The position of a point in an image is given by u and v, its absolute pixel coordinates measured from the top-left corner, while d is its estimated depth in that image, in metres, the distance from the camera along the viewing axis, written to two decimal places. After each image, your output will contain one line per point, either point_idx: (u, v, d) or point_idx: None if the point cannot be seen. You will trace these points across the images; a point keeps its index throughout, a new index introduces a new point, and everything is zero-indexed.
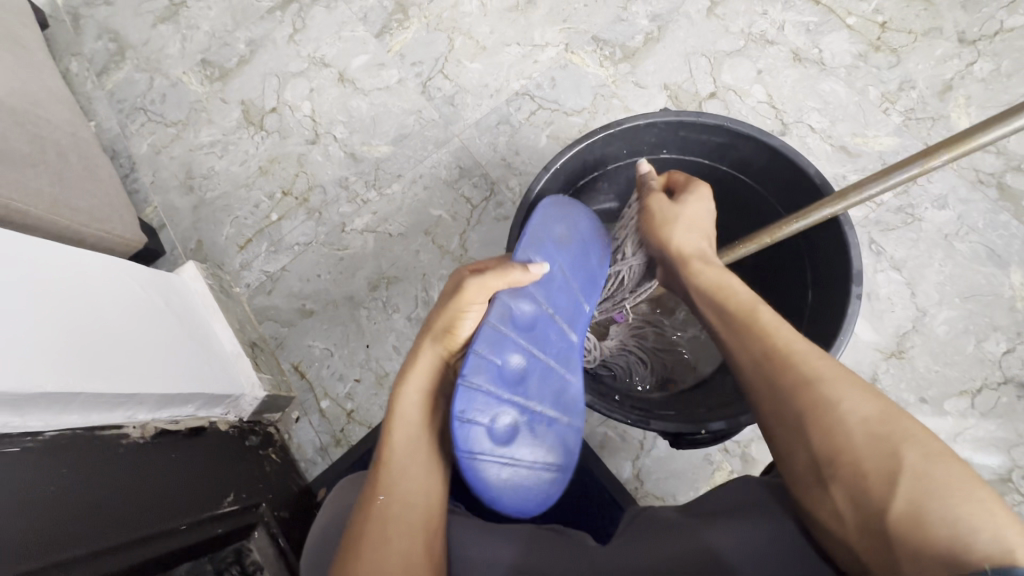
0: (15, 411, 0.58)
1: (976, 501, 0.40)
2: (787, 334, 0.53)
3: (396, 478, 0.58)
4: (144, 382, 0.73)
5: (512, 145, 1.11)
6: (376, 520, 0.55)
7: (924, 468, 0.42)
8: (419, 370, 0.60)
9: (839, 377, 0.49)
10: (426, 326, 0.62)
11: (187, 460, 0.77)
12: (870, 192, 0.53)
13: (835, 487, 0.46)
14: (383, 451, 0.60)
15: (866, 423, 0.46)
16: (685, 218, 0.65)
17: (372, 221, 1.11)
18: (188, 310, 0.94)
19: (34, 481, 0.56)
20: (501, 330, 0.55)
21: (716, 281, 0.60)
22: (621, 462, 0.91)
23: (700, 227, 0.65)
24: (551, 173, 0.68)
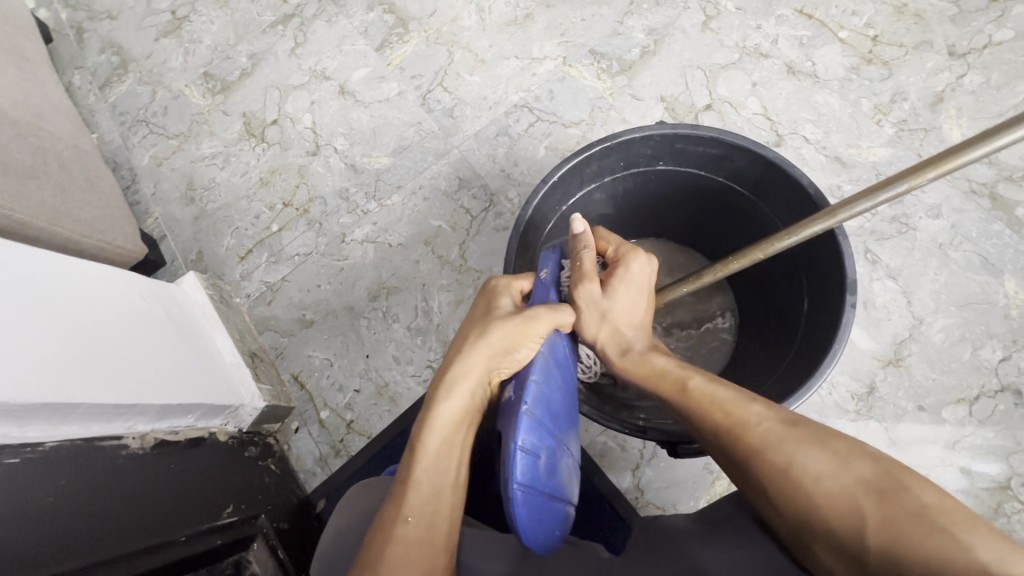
0: (16, 421, 0.58)
1: (940, 530, 0.42)
2: (726, 400, 0.55)
3: (422, 498, 0.54)
4: (144, 393, 0.73)
5: (511, 157, 1.12)
6: (400, 541, 0.52)
7: (884, 515, 0.44)
8: (462, 384, 0.58)
9: (783, 437, 0.50)
10: (477, 339, 0.59)
11: (187, 472, 0.77)
12: (858, 209, 0.53)
13: (818, 547, 0.47)
14: (412, 465, 0.55)
15: (823, 480, 0.47)
16: (613, 313, 0.66)
17: (372, 232, 1.12)
18: (188, 321, 0.95)
19: (33, 492, 0.56)
20: (551, 364, 0.60)
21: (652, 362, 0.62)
22: (621, 472, 0.91)
23: (626, 314, 0.66)
24: (549, 185, 0.68)
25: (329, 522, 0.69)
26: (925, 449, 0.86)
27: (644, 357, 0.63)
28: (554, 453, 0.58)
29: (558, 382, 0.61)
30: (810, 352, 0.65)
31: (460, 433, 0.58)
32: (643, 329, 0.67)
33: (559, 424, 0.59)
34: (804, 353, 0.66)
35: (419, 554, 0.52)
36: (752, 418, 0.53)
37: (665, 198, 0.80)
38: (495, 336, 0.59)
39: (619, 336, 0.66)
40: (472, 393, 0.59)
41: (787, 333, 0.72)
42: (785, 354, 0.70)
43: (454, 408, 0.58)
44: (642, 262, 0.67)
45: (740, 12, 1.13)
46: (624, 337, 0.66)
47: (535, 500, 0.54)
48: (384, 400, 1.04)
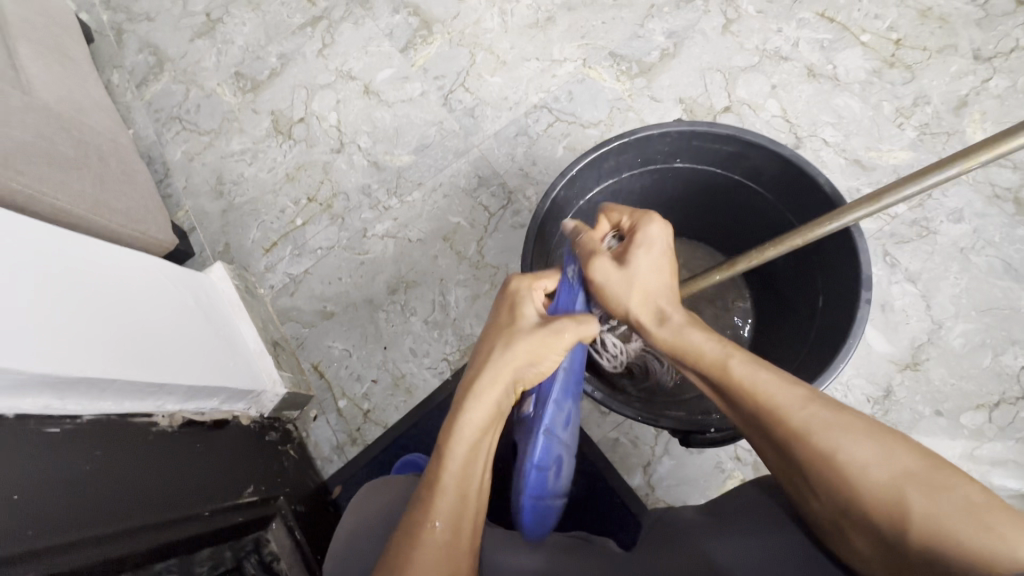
0: (57, 394, 0.61)
1: (988, 528, 0.39)
2: (764, 380, 0.52)
3: (449, 502, 0.55)
4: (174, 374, 0.76)
5: (530, 156, 1.14)
6: (428, 548, 0.52)
7: (929, 508, 0.42)
8: (491, 394, 0.59)
9: (828, 426, 0.47)
10: (500, 349, 0.61)
11: (211, 452, 0.80)
12: (905, 193, 0.52)
13: (856, 533, 0.46)
14: (439, 470, 0.56)
15: (868, 473, 0.45)
16: (637, 283, 0.63)
17: (393, 227, 1.15)
18: (215, 308, 0.98)
19: (70, 461, 0.59)
20: (573, 378, 0.65)
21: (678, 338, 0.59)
22: (632, 468, 0.91)
23: (649, 276, 0.63)
24: (567, 179, 0.70)
25: (342, 522, 0.70)
26: (943, 455, 0.85)
27: (679, 328, 0.59)
28: (567, 459, 0.67)
29: (575, 395, 0.66)
30: (822, 349, 0.65)
31: (485, 439, 0.59)
32: (674, 294, 0.64)
33: (569, 436, 0.66)
34: (817, 350, 0.66)
35: (447, 560, 0.52)
36: (792, 402, 0.50)
37: (682, 195, 0.81)
38: (519, 350, 0.60)
39: (652, 304, 0.62)
40: (498, 402, 0.60)
41: (801, 332, 0.72)
42: (798, 352, 0.71)
43: (479, 414, 0.59)
44: (657, 229, 0.64)
45: (761, 15, 1.14)
46: (653, 305, 0.62)
47: (547, 504, 0.64)
48: (400, 390, 1.06)
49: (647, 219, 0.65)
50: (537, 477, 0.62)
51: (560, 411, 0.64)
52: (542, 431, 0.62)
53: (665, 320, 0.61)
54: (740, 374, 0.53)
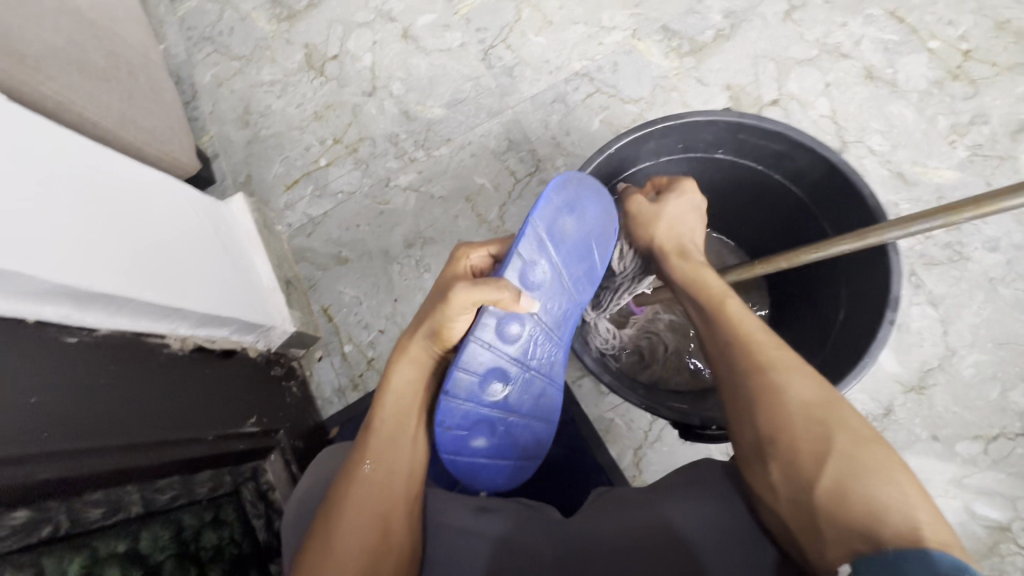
0: (78, 306, 0.62)
1: (893, 482, 0.42)
2: (746, 320, 0.57)
3: (381, 442, 0.60)
4: (189, 299, 0.76)
5: (564, 125, 1.11)
6: (361, 482, 0.58)
7: (852, 452, 0.44)
8: (411, 358, 0.64)
9: (791, 366, 0.51)
10: (419, 322, 0.65)
11: (219, 379, 0.82)
12: (889, 237, 0.54)
13: (773, 465, 0.47)
14: (374, 415, 0.63)
15: (806, 408, 0.48)
16: (688, 226, 0.69)
17: (416, 180, 1.14)
18: (232, 238, 0.99)
19: (86, 370, 0.61)
20: (485, 346, 0.59)
21: (691, 275, 0.64)
22: (624, 450, 0.92)
23: (692, 214, 0.70)
24: (605, 156, 0.68)
25: (315, 462, 0.72)
26: (931, 478, 0.86)
27: (699, 265, 0.65)
28: (483, 424, 0.63)
29: (496, 360, 0.60)
30: (836, 364, 0.64)
31: (412, 402, 0.63)
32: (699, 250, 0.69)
33: (487, 403, 0.62)
34: (831, 366, 0.65)
35: (380, 494, 0.58)
36: (767, 341, 0.54)
37: (715, 188, 0.79)
38: (427, 324, 0.63)
39: (676, 239, 0.68)
40: (423, 362, 0.64)
41: (816, 343, 0.72)
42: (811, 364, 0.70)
43: (408, 371, 0.64)
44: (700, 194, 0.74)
45: (827, 5, 1.08)
46: (676, 245, 0.68)
47: (462, 461, 0.66)
48: None
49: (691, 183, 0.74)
50: (448, 437, 0.62)
51: (470, 381, 0.59)
52: (445, 396, 0.58)
53: (684, 261, 0.66)
54: (734, 312, 0.57)
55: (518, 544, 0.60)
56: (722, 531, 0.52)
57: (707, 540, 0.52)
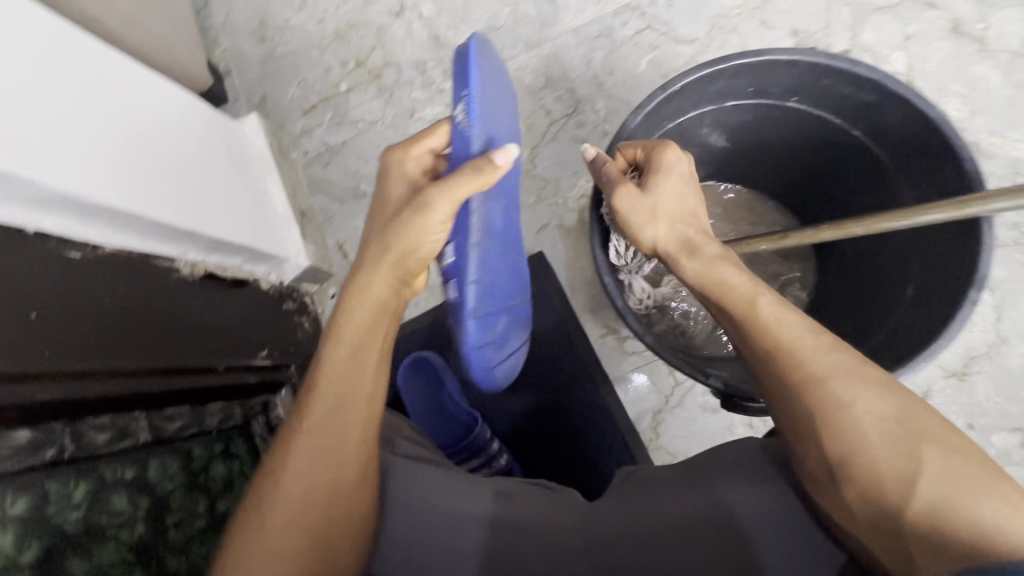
0: (81, 218, 0.57)
1: (995, 491, 0.39)
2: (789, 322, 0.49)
3: (331, 395, 0.50)
4: (199, 221, 0.71)
5: (609, 64, 1.01)
6: (304, 441, 0.49)
7: (942, 467, 0.40)
8: (369, 293, 0.54)
9: (850, 372, 0.45)
10: (376, 249, 0.54)
11: (230, 308, 0.78)
12: (992, 208, 0.47)
13: (847, 488, 0.43)
14: (322, 361, 0.52)
15: (880, 422, 0.43)
16: (682, 205, 0.58)
17: (443, 114, 1.05)
18: (245, 161, 0.92)
19: (91, 287, 0.57)
20: (488, 248, 0.55)
21: (706, 267, 0.54)
22: (642, 413, 0.90)
23: (683, 186, 0.59)
24: (668, 94, 0.61)
25: None
26: None
27: (713, 259, 0.54)
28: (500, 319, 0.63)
29: (495, 256, 0.58)
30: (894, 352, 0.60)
31: (366, 347, 0.53)
32: (705, 232, 0.58)
33: (500, 299, 0.61)
34: (887, 353, 0.61)
35: (327, 456, 0.48)
36: (815, 347, 0.47)
37: (779, 143, 0.71)
38: (390, 251, 0.53)
39: (680, 230, 0.57)
40: (382, 299, 0.54)
41: (864, 325, 0.67)
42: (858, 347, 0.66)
43: (365, 310, 0.54)
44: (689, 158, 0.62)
45: None
46: (682, 237, 0.57)
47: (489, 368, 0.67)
48: None
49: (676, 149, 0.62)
50: (481, 351, 0.61)
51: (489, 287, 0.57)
52: (471, 316, 0.54)
53: (693, 258, 0.55)
54: (769, 314, 0.49)
55: (515, 526, 0.54)
56: (775, 516, 0.50)
57: (759, 526, 0.49)
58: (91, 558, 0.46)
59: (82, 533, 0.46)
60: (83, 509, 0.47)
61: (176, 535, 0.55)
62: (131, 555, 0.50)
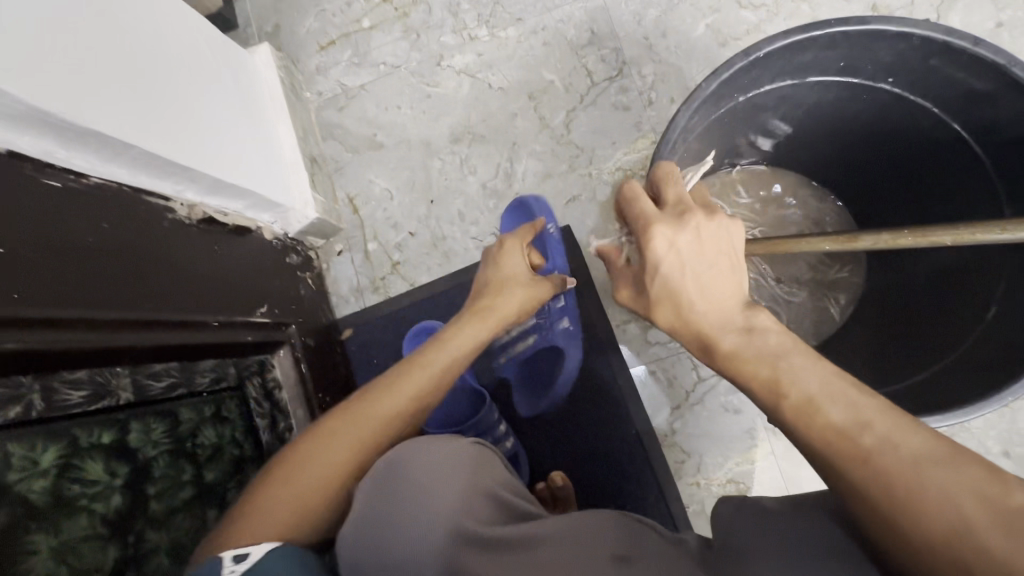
0: (63, 142, 0.50)
1: None
2: (824, 393, 0.39)
3: (416, 391, 0.56)
4: (199, 159, 0.63)
5: (662, 24, 0.91)
6: (377, 416, 0.53)
7: None
8: (487, 314, 0.64)
9: (897, 478, 0.34)
10: (500, 282, 0.67)
11: (229, 258, 0.71)
12: None
13: None
14: (429, 350, 0.60)
15: (934, 545, 0.32)
16: (692, 284, 0.47)
17: (473, 64, 0.96)
18: (253, 95, 0.83)
19: (71, 223, 0.50)
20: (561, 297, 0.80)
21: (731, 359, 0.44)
22: (660, 407, 0.85)
23: (697, 260, 0.47)
24: (753, 63, 0.53)
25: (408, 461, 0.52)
26: None
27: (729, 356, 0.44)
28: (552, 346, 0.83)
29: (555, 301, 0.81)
30: (969, 379, 0.56)
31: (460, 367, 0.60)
32: (729, 321, 0.46)
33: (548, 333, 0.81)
34: (961, 379, 0.57)
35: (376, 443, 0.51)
36: (847, 443, 0.36)
37: (857, 131, 0.65)
38: (519, 295, 0.66)
39: (691, 324, 0.47)
40: (490, 326, 0.64)
41: (932, 345, 0.62)
42: (922, 369, 0.61)
43: (478, 331, 0.62)
44: (726, 217, 0.48)
45: None
46: (696, 328, 0.47)
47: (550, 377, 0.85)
48: (436, 253, 0.94)
49: (706, 210, 0.49)
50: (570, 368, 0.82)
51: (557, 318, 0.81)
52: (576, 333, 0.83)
53: (711, 354, 0.46)
54: (788, 405, 0.40)
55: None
56: None
57: None
58: (57, 534, 0.41)
59: (49, 505, 0.41)
60: (51, 478, 0.42)
61: (157, 506, 0.50)
62: (105, 529, 0.45)
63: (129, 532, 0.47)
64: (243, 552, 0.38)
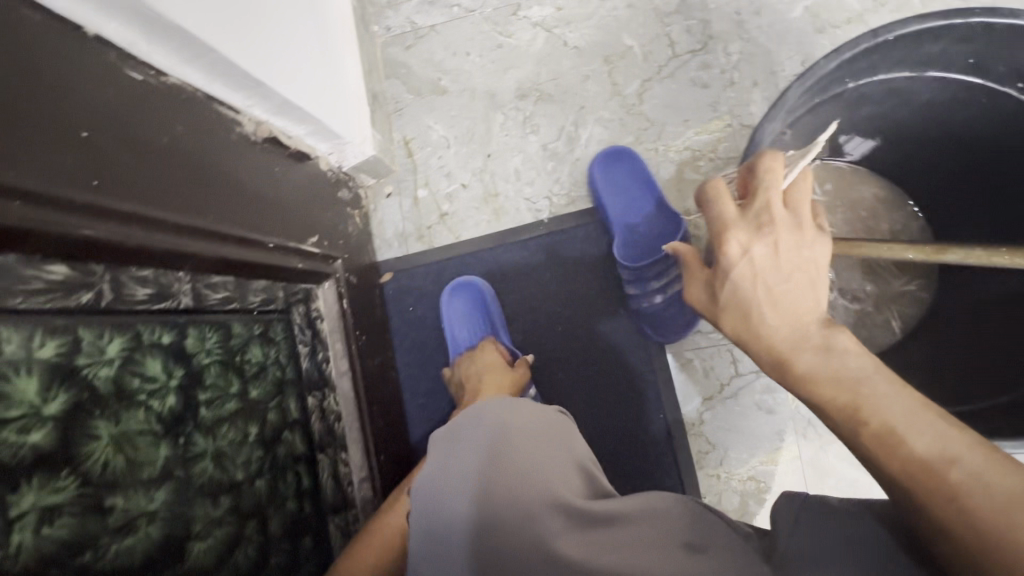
0: (150, 35, 0.48)
1: None
2: (908, 424, 0.37)
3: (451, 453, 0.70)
4: (271, 75, 0.62)
5: (757, 0, 0.86)
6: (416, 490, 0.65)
7: None
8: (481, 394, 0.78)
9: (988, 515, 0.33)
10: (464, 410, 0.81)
11: (285, 182, 0.69)
12: None
13: None
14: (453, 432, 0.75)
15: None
16: (759, 302, 0.46)
17: (551, 18, 0.92)
18: (326, 18, 0.81)
19: (147, 119, 0.48)
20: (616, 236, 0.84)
21: (809, 376, 0.43)
22: (691, 395, 0.84)
23: (773, 273, 0.46)
24: (880, 43, 0.50)
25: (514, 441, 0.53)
26: None
27: (801, 379, 0.43)
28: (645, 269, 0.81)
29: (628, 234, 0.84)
30: None
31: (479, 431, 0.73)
32: (804, 338, 0.44)
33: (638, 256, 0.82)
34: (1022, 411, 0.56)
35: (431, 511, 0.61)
36: (932, 477, 0.35)
37: (961, 140, 0.61)
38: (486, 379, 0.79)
39: (758, 343, 0.46)
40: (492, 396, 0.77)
41: (1000, 374, 0.61)
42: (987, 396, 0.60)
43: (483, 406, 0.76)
44: (815, 235, 0.46)
45: None
46: (769, 344, 0.46)
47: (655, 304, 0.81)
48: (486, 208, 0.92)
49: (791, 223, 0.47)
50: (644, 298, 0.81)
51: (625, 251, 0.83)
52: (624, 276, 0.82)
53: (784, 372, 0.45)
54: (875, 432, 0.38)
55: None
56: None
57: None
58: (116, 423, 0.42)
59: (111, 394, 0.42)
60: (114, 368, 0.42)
61: (206, 414, 0.51)
62: (159, 427, 0.45)
63: (180, 434, 0.47)
64: None
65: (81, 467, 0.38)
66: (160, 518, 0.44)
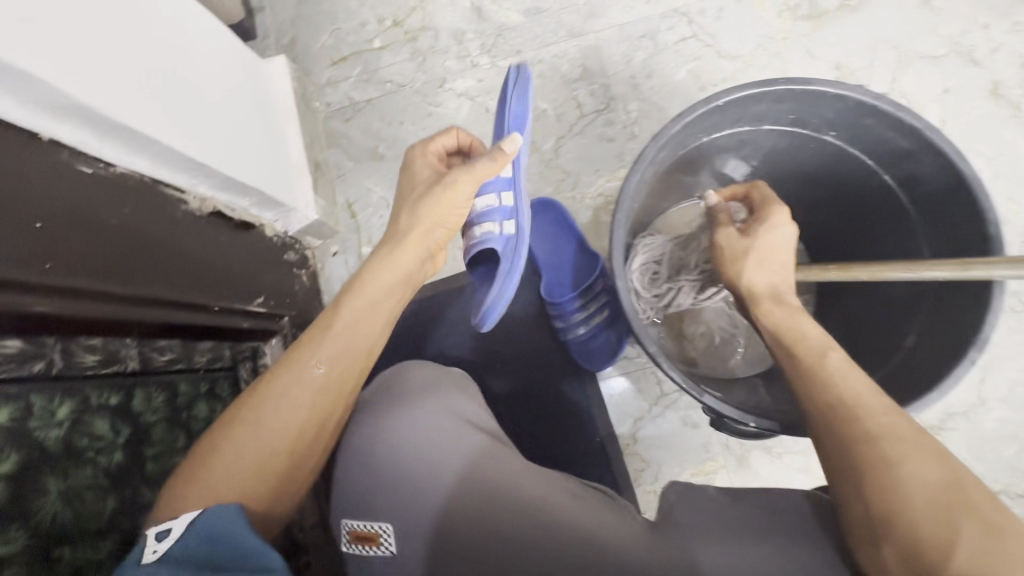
0: (97, 134, 0.55)
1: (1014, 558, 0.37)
2: (869, 395, 0.48)
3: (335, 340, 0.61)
4: (214, 157, 0.69)
5: (647, 66, 1.00)
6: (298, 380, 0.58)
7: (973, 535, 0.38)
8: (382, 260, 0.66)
9: (907, 435, 0.45)
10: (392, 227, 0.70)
11: (230, 250, 0.76)
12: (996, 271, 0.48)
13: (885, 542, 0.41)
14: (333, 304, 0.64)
15: (927, 486, 0.41)
16: (755, 254, 0.61)
17: (473, 89, 1.04)
18: (266, 101, 0.90)
19: (97, 205, 0.55)
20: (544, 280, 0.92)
21: (785, 321, 0.57)
22: (623, 418, 0.91)
23: (780, 243, 0.62)
24: (720, 106, 0.61)
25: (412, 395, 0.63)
26: None
27: (794, 312, 0.57)
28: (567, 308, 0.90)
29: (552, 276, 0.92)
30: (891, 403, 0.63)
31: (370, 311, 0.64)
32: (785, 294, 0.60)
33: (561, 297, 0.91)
34: None
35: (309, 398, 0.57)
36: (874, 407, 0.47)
37: (809, 176, 0.73)
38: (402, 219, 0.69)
39: (769, 282, 0.60)
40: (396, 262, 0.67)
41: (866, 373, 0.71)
42: None
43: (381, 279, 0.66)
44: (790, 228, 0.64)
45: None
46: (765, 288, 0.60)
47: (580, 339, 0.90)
48: None
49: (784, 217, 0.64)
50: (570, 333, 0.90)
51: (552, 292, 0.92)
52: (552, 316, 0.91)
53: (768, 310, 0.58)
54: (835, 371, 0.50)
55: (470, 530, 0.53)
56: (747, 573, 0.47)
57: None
58: (66, 479, 0.46)
59: (61, 452, 0.46)
60: (64, 429, 0.47)
61: (152, 467, 0.56)
62: (106, 481, 0.50)
63: (127, 487, 0.53)
64: (165, 527, 0.45)
65: (31, 519, 0.42)
66: (105, 565, 0.48)
